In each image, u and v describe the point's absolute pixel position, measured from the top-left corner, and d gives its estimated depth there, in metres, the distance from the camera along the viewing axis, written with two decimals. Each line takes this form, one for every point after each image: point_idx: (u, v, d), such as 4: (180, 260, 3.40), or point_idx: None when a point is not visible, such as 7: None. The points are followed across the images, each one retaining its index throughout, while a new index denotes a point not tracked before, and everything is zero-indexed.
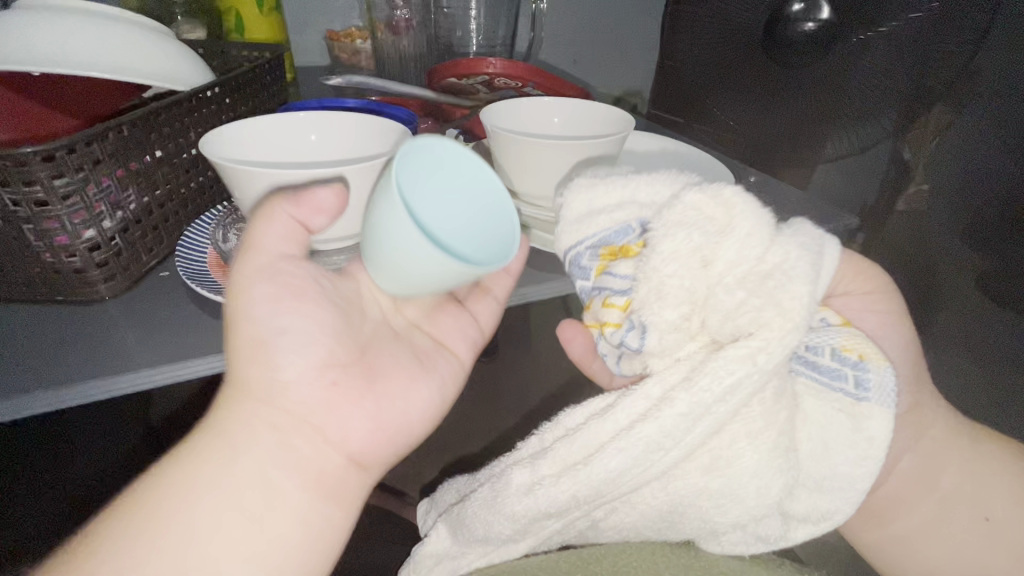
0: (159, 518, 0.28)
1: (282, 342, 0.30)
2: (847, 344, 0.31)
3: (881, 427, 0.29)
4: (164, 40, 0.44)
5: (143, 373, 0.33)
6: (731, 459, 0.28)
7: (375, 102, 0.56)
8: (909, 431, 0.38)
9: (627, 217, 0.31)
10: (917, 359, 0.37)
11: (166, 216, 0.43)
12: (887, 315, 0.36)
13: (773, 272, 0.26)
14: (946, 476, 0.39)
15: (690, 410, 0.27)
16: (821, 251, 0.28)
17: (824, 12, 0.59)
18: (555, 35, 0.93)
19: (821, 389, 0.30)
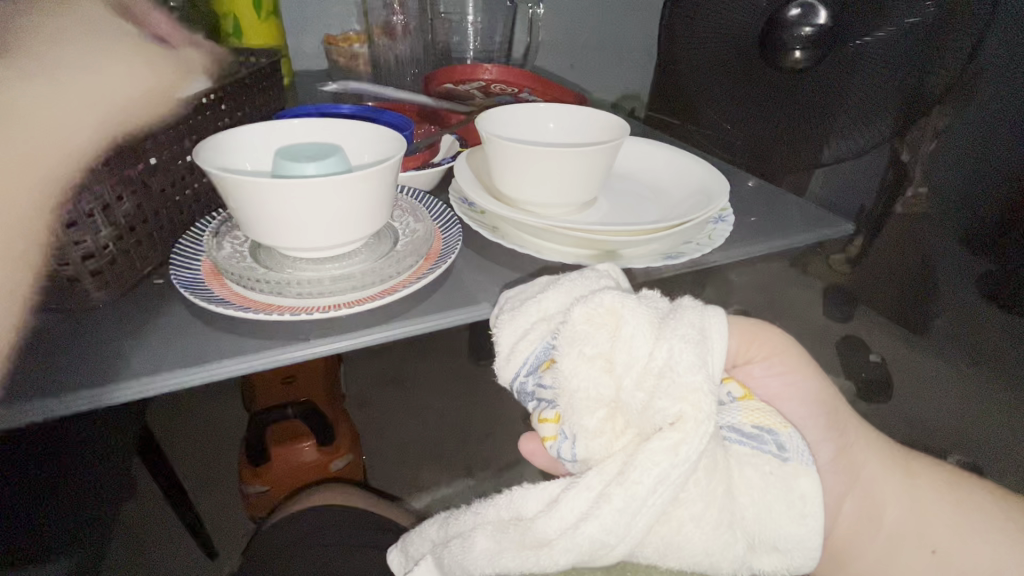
0: None
1: None
2: (755, 416, 0.31)
3: (808, 482, 0.29)
4: (158, 48, 0.44)
5: (132, 385, 0.33)
6: (680, 543, 0.27)
7: (371, 108, 0.56)
8: (839, 476, 0.39)
9: (541, 336, 0.33)
10: (830, 403, 0.39)
11: (159, 223, 0.42)
12: (788, 364, 0.38)
13: (668, 367, 0.27)
14: (888, 506, 0.39)
15: (626, 505, 0.25)
16: (709, 332, 0.29)
17: (821, 18, 0.60)
18: (553, 40, 0.94)
19: (752, 452, 0.29)
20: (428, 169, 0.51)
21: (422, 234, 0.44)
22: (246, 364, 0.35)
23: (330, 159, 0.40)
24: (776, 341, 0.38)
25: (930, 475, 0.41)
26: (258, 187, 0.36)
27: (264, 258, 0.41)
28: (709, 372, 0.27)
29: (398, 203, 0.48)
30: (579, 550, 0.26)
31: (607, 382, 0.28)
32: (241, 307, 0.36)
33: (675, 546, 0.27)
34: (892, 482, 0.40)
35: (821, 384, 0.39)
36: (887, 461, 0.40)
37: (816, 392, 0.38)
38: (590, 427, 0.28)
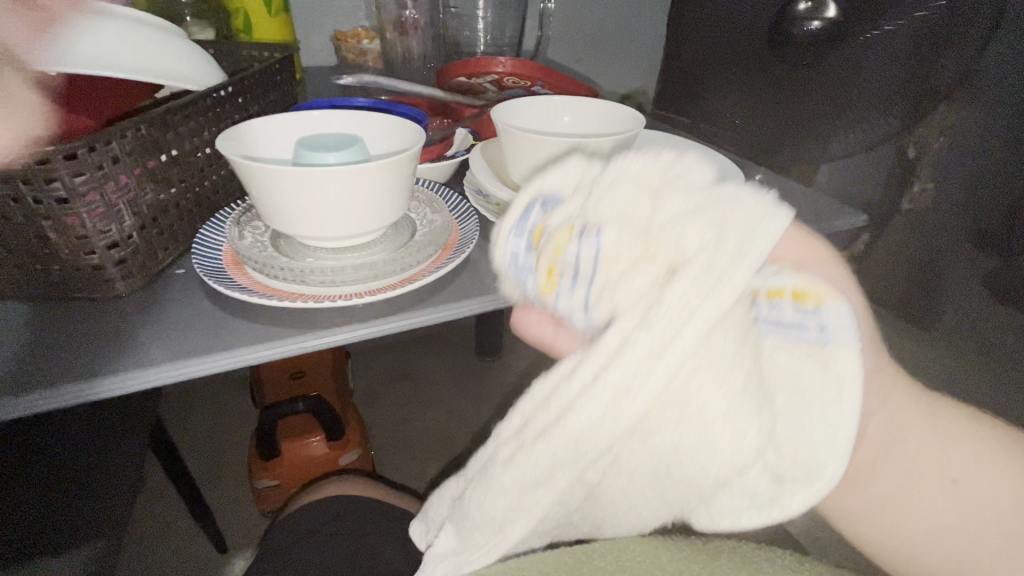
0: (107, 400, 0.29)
1: None
2: (793, 319, 0.23)
3: (850, 403, 0.22)
4: (179, 42, 0.44)
5: (156, 371, 0.33)
6: (697, 407, 0.23)
7: (385, 102, 0.56)
8: (876, 392, 0.30)
9: (556, 187, 0.30)
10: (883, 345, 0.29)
11: (181, 214, 0.43)
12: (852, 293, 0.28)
13: (690, 211, 0.24)
14: (912, 437, 0.31)
15: (651, 347, 0.23)
16: (763, 216, 0.24)
17: (830, 11, 0.59)
18: (561, 34, 0.94)
19: (787, 340, 0.23)
20: (443, 162, 0.51)
21: (439, 225, 0.44)
22: (268, 351, 0.36)
23: (350, 148, 0.41)
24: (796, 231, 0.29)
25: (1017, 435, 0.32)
26: (279, 175, 0.36)
27: (285, 248, 0.41)
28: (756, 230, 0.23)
29: (415, 195, 0.49)
30: (561, 453, 0.25)
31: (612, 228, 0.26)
32: (264, 295, 0.37)
33: (692, 417, 0.23)
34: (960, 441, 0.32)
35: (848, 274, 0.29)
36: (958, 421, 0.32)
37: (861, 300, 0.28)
38: (608, 248, 0.25)
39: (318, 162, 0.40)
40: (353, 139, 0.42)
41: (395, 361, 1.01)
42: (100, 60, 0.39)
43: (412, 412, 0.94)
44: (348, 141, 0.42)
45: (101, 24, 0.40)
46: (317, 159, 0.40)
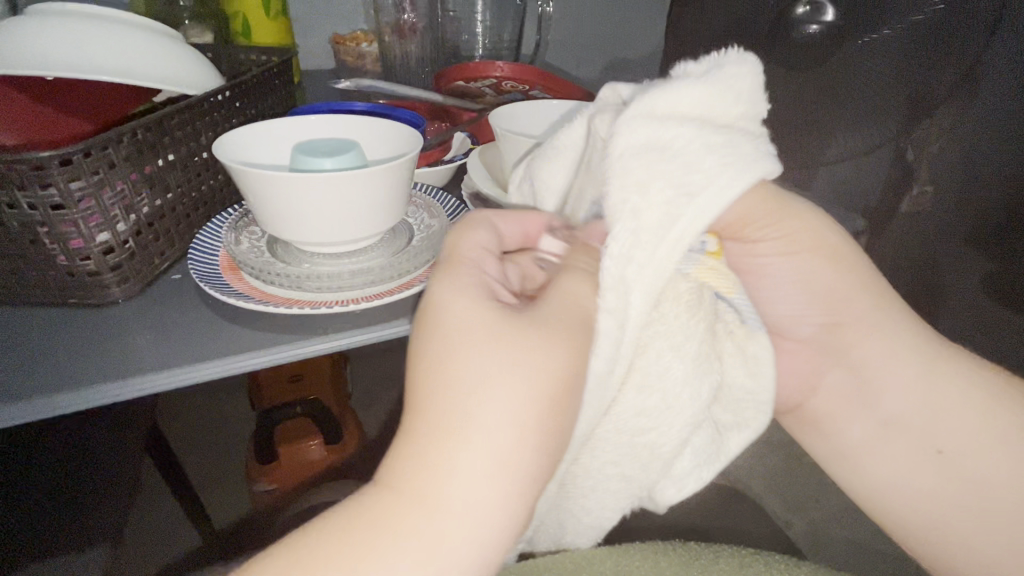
0: (416, 485, 0.22)
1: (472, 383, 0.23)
2: (710, 274, 0.31)
3: (755, 347, 0.31)
4: (175, 46, 0.44)
5: (151, 378, 0.33)
6: (660, 375, 0.30)
7: (383, 106, 0.56)
8: (817, 351, 0.39)
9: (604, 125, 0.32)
10: (826, 281, 0.36)
11: (178, 219, 0.43)
12: (805, 243, 0.35)
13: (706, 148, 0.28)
14: (887, 393, 0.38)
15: (630, 315, 0.27)
16: (758, 157, 0.28)
17: (829, 14, 0.59)
18: (559, 37, 0.94)
19: (726, 315, 0.31)
20: (441, 166, 0.51)
21: (436, 230, 0.44)
22: (264, 358, 0.35)
23: (348, 153, 0.41)
24: (792, 217, 0.35)
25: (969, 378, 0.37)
26: (276, 180, 0.36)
27: (282, 253, 0.41)
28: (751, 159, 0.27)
29: (413, 200, 0.49)
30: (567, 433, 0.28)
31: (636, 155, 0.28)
32: (261, 301, 0.37)
33: (650, 383, 0.30)
34: (908, 378, 0.37)
35: (821, 244, 0.36)
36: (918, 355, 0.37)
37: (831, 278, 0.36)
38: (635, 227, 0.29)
39: (314, 167, 0.40)
40: (351, 143, 0.42)
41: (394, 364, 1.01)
42: (94, 63, 0.38)
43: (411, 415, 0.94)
44: (345, 146, 0.42)
45: (95, 28, 0.40)
46: (314, 164, 0.40)
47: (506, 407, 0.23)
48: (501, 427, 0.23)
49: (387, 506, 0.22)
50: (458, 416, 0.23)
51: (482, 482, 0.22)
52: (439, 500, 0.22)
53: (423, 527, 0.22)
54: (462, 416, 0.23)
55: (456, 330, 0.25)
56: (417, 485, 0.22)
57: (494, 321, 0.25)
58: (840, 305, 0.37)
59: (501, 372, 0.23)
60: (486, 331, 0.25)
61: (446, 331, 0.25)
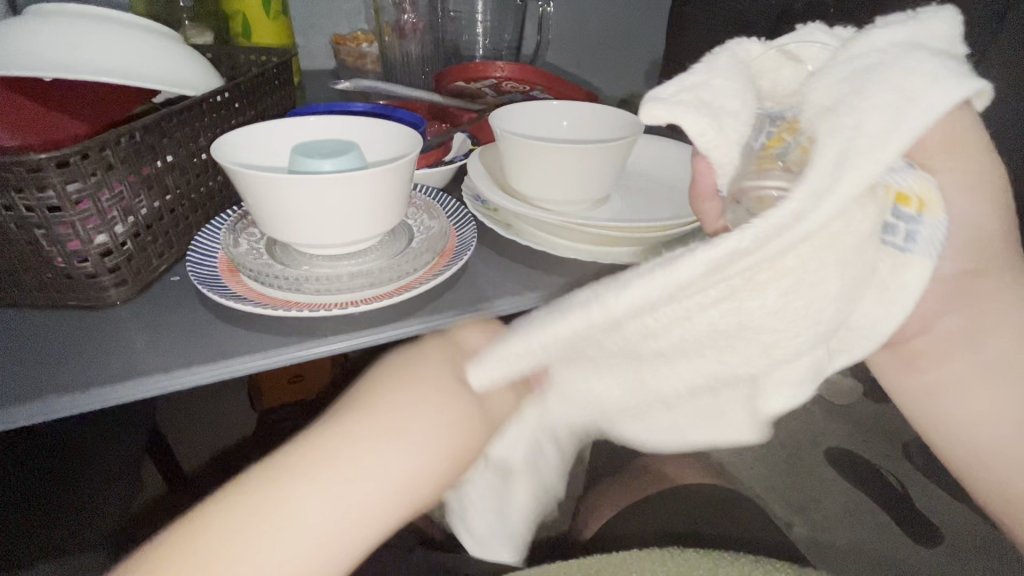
0: (283, 502, 0.26)
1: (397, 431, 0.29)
2: (921, 193, 0.31)
3: (920, 271, 0.30)
4: (173, 47, 0.44)
5: (148, 381, 0.33)
6: (807, 272, 0.28)
7: (383, 106, 0.56)
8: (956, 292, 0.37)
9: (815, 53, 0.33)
10: (985, 229, 0.36)
11: (176, 220, 0.43)
12: (979, 179, 0.35)
13: (908, 54, 0.29)
14: (1002, 333, 0.37)
15: (827, 205, 0.27)
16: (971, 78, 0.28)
17: (832, 14, 0.63)
18: (561, 37, 0.93)
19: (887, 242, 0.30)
20: (441, 167, 0.51)
21: (436, 232, 0.43)
22: (261, 361, 0.35)
23: (347, 155, 0.40)
24: (980, 164, 0.35)
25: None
26: (274, 182, 0.36)
27: (281, 255, 0.41)
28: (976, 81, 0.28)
29: (413, 201, 0.49)
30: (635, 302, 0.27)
31: (845, 62, 0.30)
32: (259, 304, 0.36)
33: (813, 285, 0.28)
34: (1017, 322, 0.37)
35: (991, 182, 0.35)
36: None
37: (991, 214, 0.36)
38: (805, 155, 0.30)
39: (313, 169, 0.39)
40: (349, 145, 0.42)
41: None
42: (92, 64, 0.38)
43: None
44: (343, 147, 0.41)
45: (93, 29, 0.40)
46: (312, 166, 0.39)
47: (390, 441, 0.28)
48: (367, 473, 0.27)
49: (303, 477, 0.27)
50: (348, 462, 0.27)
51: (342, 506, 0.27)
52: (295, 515, 0.26)
53: (288, 533, 0.25)
54: (377, 411, 0.29)
55: (403, 372, 0.32)
56: (313, 486, 0.27)
57: (416, 366, 0.33)
58: (983, 236, 0.36)
59: (414, 423, 0.29)
60: (435, 377, 0.32)
61: (398, 363, 0.33)
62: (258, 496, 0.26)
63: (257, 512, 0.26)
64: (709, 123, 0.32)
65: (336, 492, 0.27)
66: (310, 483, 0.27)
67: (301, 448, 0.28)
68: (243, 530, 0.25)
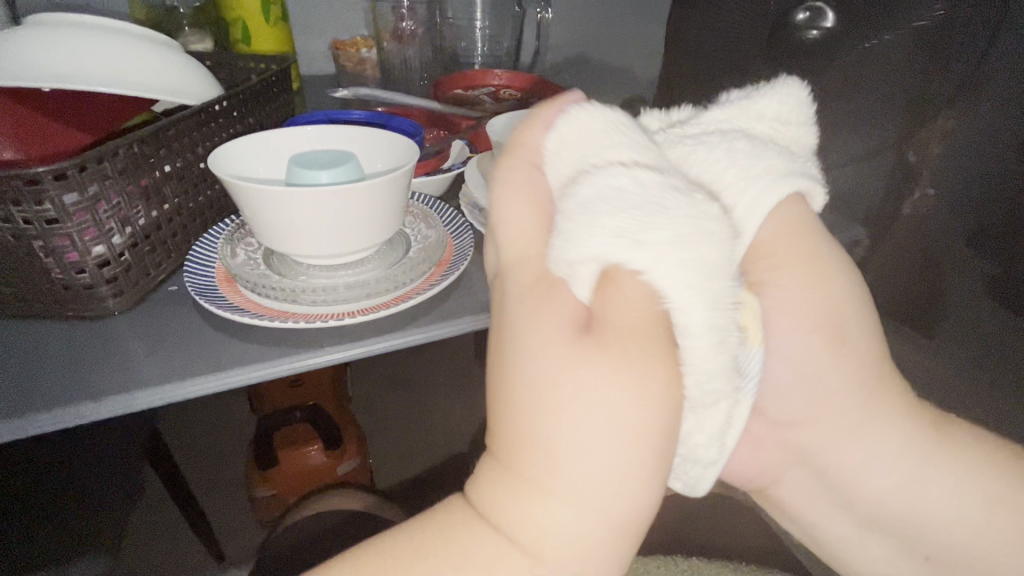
0: (458, 538, 0.26)
1: (580, 423, 0.25)
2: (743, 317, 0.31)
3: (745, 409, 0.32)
4: (174, 56, 0.44)
5: (144, 393, 0.33)
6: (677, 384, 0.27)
7: (381, 114, 0.56)
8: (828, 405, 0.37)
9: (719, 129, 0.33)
10: (813, 347, 0.36)
11: (174, 230, 0.43)
12: (799, 309, 0.36)
13: (737, 163, 0.31)
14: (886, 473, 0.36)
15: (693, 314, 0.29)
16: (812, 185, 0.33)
17: (829, 21, 0.59)
18: (558, 43, 0.94)
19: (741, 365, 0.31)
20: (439, 175, 0.51)
21: (433, 242, 0.44)
22: (257, 372, 0.35)
23: (344, 166, 0.40)
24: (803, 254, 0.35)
25: (969, 463, 0.35)
26: (271, 194, 0.36)
27: (279, 265, 0.41)
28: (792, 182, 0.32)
29: (410, 209, 0.49)
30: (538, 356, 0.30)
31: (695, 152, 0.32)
32: (256, 315, 0.37)
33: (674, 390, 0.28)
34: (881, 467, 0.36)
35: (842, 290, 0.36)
36: (911, 445, 0.36)
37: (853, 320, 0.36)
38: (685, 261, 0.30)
39: (310, 180, 0.39)
40: (347, 156, 0.42)
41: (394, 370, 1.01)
42: (91, 74, 0.38)
43: (411, 421, 0.93)
44: (341, 158, 0.42)
45: (94, 39, 0.40)
46: (309, 178, 0.40)
47: (617, 426, 0.25)
48: (599, 452, 0.25)
49: (510, 495, 0.26)
50: (533, 453, 0.25)
51: (596, 493, 0.25)
52: (520, 542, 0.25)
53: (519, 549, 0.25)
54: (548, 402, 0.25)
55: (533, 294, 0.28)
56: (540, 499, 0.25)
57: (546, 314, 0.27)
58: (817, 380, 0.37)
59: (589, 390, 0.25)
60: (556, 345, 0.26)
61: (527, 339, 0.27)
62: (462, 547, 0.26)
63: (478, 541, 0.26)
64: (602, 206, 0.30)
65: (563, 490, 0.25)
66: (518, 486, 0.25)
67: (488, 469, 0.27)
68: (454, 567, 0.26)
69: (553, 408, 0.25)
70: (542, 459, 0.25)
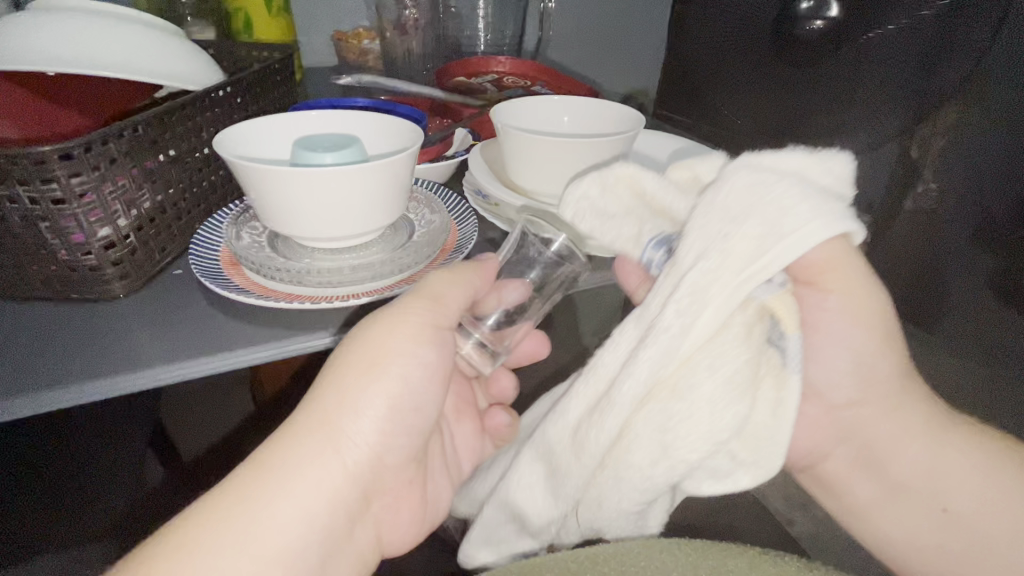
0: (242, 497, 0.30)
1: (348, 405, 0.33)
2: (776, 310, 0.31)
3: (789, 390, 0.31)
4: (168, 40, 0.43)
5: (150, 373, 0.33)
6: (672, 410, 0.31)
7: (385, 102, 0.56)
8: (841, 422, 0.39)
9: (744, 186, 0.31)
10: (868, 356, 0.36)
11: (179, 214, 0.43)
12: (853, 305, 0.35)
13: (789, 208, 0.30)
14: (901, 459, 0.38)
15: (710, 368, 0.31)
16: (838, 219, 0.29)
17: (834, 10, 0.59)
18: (562, 34, 0.93)
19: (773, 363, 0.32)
20: (443, 161, 0.51)
21: (437, 226, 0.44)
22: (262, 353, 0.35)
23: (348, 149, 0.40)
24: (852, 273, 0.33)
25: (972, 452, 0.38)
26: (278, 175, 0.36)
27: (283, 249, 0.41)
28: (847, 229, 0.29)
29: (414, 195, 0.49)
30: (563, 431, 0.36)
31: (716, 198, 0.31)
32: (262, 296, 0.37)
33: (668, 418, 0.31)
34: (915, 449, 0.38)
35: (870, 303, 0.35)
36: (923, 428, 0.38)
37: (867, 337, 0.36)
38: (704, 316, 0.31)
39: (315, 163, 0.39)
40: (351, 140, 0.42)
41: None
42: (95, 59, 0.38)
43: None
44: (345, 141, 0.41)
45: (88, 23, 0.40)
46: (315, 161, 0.40)
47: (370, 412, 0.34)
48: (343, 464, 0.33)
49: (282, 467, 0.31)
50: (309, 456, 0.32)
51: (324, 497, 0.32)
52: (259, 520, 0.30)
53: (264, 523, 0.30)
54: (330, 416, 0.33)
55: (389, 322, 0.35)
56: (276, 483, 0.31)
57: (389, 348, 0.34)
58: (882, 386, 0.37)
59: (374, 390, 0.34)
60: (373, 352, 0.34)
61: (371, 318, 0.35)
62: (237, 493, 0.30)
63: (240, 492, 0.30)
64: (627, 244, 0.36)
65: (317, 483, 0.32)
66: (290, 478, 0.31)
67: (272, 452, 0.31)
68: (250, 511, 0.30)
69: (380, 388, 0.34)
70: (310, 423, 0.32)
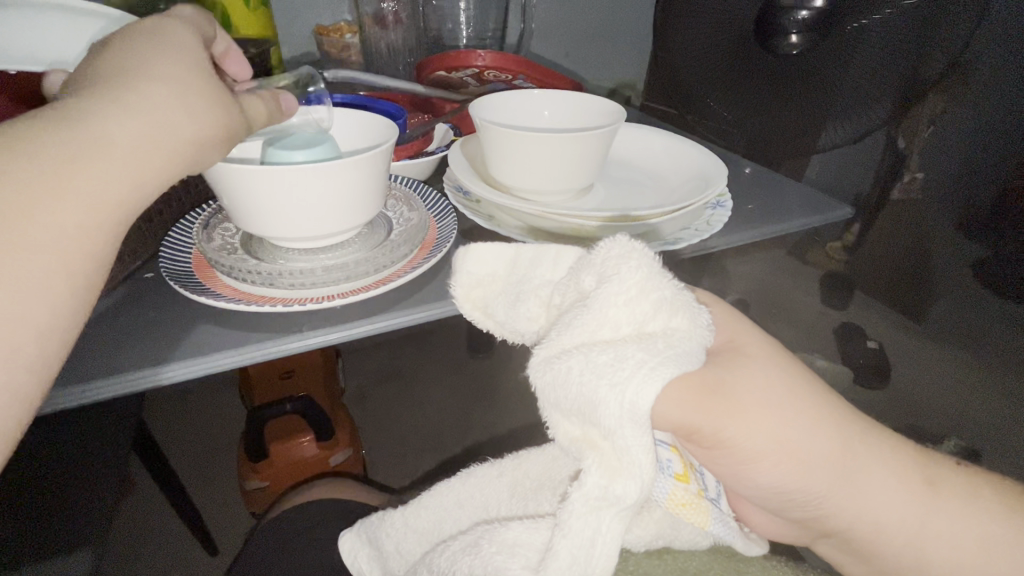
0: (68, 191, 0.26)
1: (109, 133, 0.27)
2: (683, 508, 0.27)
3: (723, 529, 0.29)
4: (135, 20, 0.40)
5: (113, 381, 0.32)
6: (597, 524, 0.24)
7: (363, 97, 0.55)
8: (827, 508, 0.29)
9: (595, 369, 0.23)
10: (794, 437, 0.27)
11: (150, 216, 0.42)
12: (783, 384, 0.27)
13: (610, 381, 0.22)
14: (912, 521, 0.29)
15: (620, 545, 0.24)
16: (685, 362, 0.23)
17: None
18: (546, 27, 0.92)
19: (716, 516, 0.29)
20: (423, 157, 0.51)
21: (415, 223, 0.43)
22: (234, 357, 0.34)
23: (322, 145, 0.40)
24: (751, 361, 0.28)
25: (953, 489, 0.30)
26: (244, 172, 0.35)
27: (257, 249, 0.40)
28: (692, 361, 0.23)
29: (393, 192, 0.48)
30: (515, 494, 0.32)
31: (562, 376, 0.23)
32: (233, 299, 0.36)
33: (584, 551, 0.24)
34: (904, 502, 0.29)
35: (767, 378, 0.27)
36: (915, 481, 0.29)
37: (800, 424, 0.27)
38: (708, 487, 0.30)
39: (287, 161, 0.39)
40: (324, 138, 0.41)
41: (384, 359, 0.99)
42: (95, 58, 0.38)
43: (403, 410, 0.91)
44: (318, 139, 0.40)
45: (49, 20, 0.37)
46: (286, 159, 0.39)
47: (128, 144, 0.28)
48: (151, 156, 0.28)
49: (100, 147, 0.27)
50: (97, 150, 0.27)
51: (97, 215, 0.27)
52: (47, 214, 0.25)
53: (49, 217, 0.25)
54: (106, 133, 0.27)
55: (147, 29, 0.32)
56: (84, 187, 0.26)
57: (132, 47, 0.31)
58: (800, 443, 0.27)
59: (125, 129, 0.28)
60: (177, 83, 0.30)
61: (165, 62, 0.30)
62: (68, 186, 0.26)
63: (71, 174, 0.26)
64: (513, 336, 0.30)
65: (106, 172, 0.27)
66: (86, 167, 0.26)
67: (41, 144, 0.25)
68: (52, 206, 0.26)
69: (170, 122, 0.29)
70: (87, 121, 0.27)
